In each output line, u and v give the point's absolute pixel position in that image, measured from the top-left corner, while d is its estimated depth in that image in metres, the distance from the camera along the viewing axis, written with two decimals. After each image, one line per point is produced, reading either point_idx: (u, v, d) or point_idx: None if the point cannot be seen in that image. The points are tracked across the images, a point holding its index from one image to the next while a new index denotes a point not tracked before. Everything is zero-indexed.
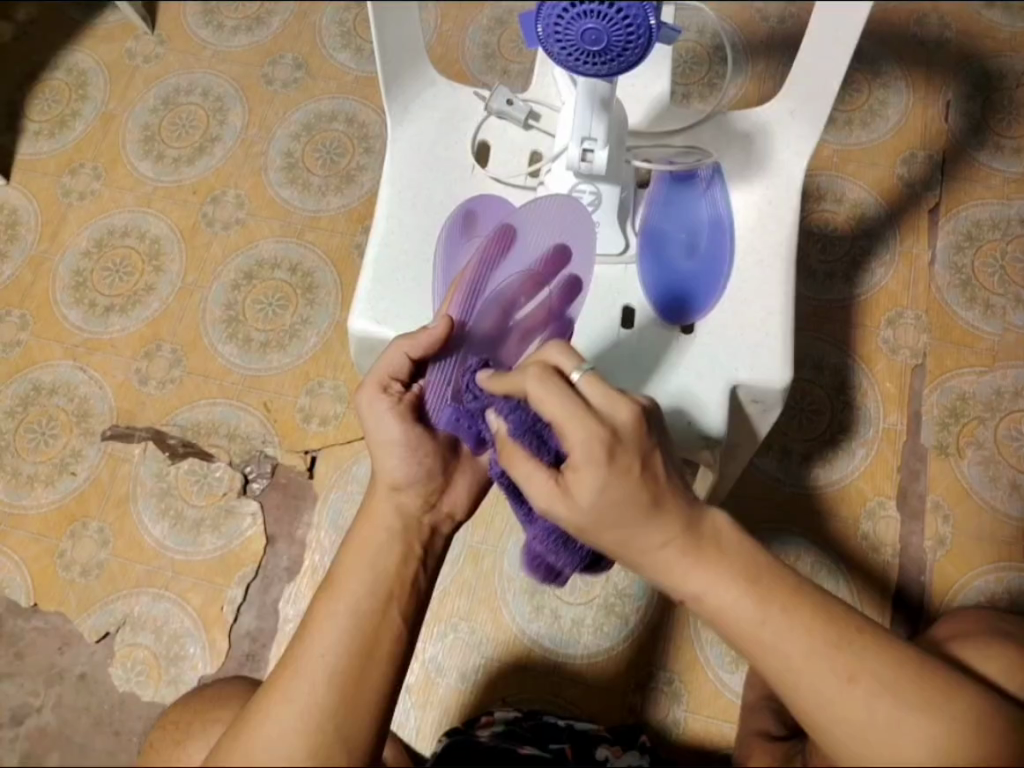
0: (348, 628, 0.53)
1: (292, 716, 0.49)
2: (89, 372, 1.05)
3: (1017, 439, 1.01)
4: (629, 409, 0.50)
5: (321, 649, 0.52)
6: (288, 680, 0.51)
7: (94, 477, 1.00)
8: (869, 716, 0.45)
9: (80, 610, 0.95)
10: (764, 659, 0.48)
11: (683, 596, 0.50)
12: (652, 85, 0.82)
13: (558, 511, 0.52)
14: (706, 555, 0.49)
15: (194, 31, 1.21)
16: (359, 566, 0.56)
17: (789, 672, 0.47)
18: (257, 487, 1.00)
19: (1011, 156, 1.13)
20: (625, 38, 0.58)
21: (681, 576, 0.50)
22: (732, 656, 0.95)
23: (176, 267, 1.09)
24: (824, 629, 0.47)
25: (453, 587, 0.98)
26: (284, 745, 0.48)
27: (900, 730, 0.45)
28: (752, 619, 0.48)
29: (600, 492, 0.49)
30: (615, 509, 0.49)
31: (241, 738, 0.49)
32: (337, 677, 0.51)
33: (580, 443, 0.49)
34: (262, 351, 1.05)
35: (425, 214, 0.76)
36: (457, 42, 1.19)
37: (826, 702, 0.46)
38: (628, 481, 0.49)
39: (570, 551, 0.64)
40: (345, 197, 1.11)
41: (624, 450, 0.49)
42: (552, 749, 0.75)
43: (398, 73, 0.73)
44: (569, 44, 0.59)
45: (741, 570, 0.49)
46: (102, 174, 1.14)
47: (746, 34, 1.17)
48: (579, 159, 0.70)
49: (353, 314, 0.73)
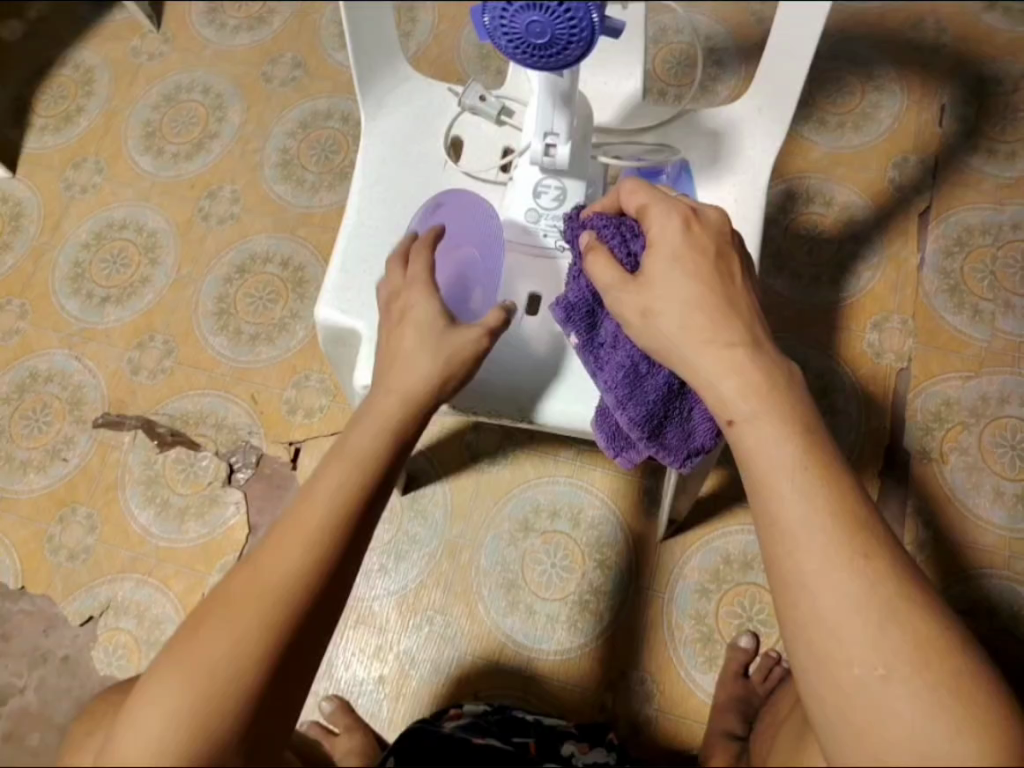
0: (355, 475, 0.53)
1: (299, 548, 0.48)
2: (83, 361, 1.08)
3: (1001, 446, 1.01)
4: (717, 209, 0.57)
5: (328, 491, 0.51)
6: (297, 519, 0.50)
7: (84, 464, 1.03)
8: (861, 592, 0.43)
9: (66, 593, 0.98)
10: (779, 506, 0.46)
11: (733, 418, 0.50)
12: (623, 84, 0.81)
13: (626, 300, 0.55)
14: (761, 389, 0.50)
15: (198, 30, 1.23)
16: (373, 433, 0.55)
17: (797, 530, 0.45)
18: (241, 476, 1.02)
19: (1006, 161, 1.12)
20: (569, 31, 0.54)
21: (733, 396, 0.50)
22: (705, 656, 0.95)
23: (170, 260, 1.12)
24: (843, 512, 0.45)
25: (429, 579, 1.00)
26: (291, 579, 0.47)
27: (888, 615, 0.42)
28: (783, 468, 0.47)
29: (671, 274, 0.54)
30: (697, 314, 0.52)
31: (244, 572, 0.47)
32: (340, 521, 0.50)
33: (659, 225, 0.56)
34: (251, 344, 1.07)
35: (395, 208, 0.76)
36: (452, 44, 1.21)
37: (822, 566, 0.44)
38: (699, 262, 0.54)
39: (637, 400, 0.59)
40: (338, 193, 1.13)
41: (701, 228, 0.55)
42: (516, 742, 0.76)
43: (368, 65, 0.72)
44: (516, 38, 0.55)
45: (792, 420, 0.49)
46: (103, 168, 1.17)
47: (741, 37, 1.18)
48: (541, 155, 0.68)
49: (320, 304, 0.73)
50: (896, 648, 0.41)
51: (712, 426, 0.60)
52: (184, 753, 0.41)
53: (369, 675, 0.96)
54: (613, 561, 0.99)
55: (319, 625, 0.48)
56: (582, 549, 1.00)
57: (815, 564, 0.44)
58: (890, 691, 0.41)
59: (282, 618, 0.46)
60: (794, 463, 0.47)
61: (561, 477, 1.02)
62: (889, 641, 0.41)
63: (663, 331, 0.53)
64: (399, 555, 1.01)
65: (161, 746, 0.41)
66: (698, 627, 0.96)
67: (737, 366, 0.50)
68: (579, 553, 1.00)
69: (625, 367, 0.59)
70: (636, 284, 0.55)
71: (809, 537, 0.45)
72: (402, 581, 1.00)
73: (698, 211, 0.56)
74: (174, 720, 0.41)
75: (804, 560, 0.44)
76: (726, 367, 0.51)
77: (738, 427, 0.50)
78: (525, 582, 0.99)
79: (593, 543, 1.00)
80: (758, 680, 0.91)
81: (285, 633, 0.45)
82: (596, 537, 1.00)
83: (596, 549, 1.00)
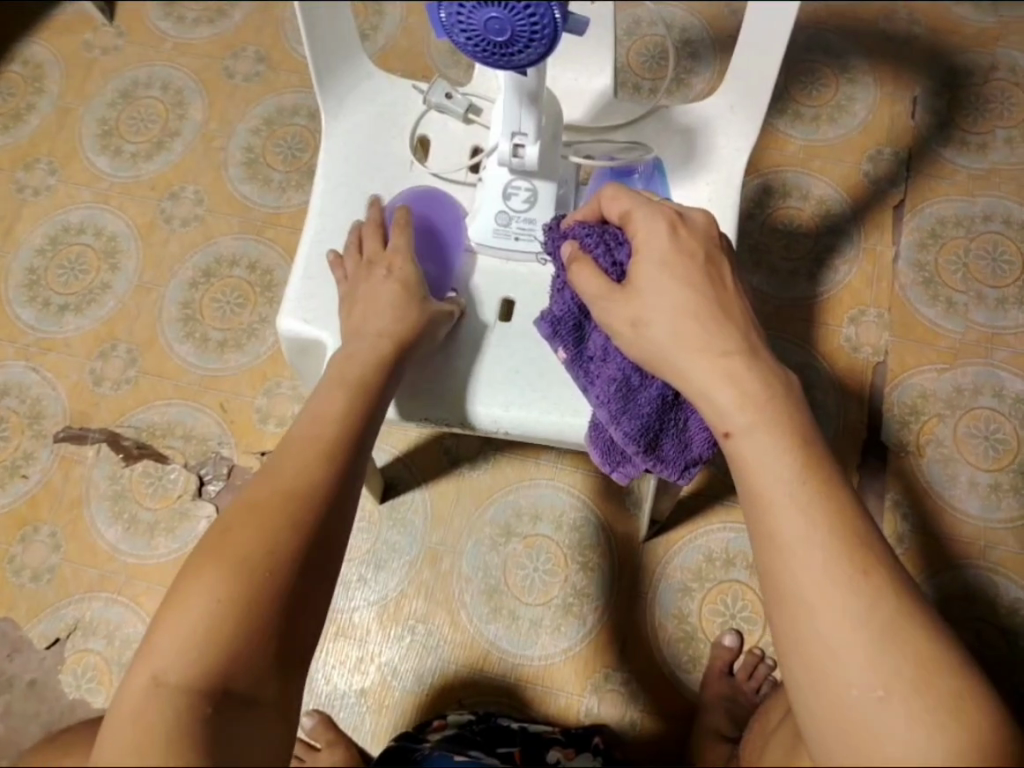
0: (352, 397, 0.61)
1: (313, 456, 0.56)
2: (42, 372, 1.03)
3: (975, 437, 1.01)
4: (704, 211, 0.55)
5: (331, 411, 0.60)
6: (304, 437, 0.58)
7: (46, 481, 0.99)
8: (861, 609, 0.42)
9: (30, 616, 0.94)
10: (777, 518, 0.45)
11: (729, 430, 0.49)
12: (595, 78, 0.76)
13: (614, 311, 0.53)
14: (756, 401, 0.48)
15: (155, 23, 1.18)
16: (366, 362, 0.62)
17: (796, 543, 0.44)
18: (212, 489, 0.99)
19: (977, 153, 1.12)
20: (529, 29, 0.49)
21: (728, 408, 0.49)
22: (690, 655, 0.95)
23: (132, 265, 1.07)
24: (843, 529, 0.44)
25: (410, 588, 0.98)
26: (307, 481, 0.54)
27: (888, 634, 0.41)
28: (782, 484, 0.46)
29: (659, 283, 0.52)
30: (691, 322, 0.51)
31: (262, 481, 0.54)
32: (333, 440, 0.58)
33: (645, 231, 0.54)
34: (219, 351, 1.03)
35: (359, 212, 0.72)
36: (422, 37, 1.18)
37: (819, 581, 0.42)
38: (689, 267, 0.53)
39: (632, 414, 0.57)
40: (306, 193, 1.09)
41: (688, 232, 0.54)
42: (500, 753, 0.74)
43: (326, 61, 0.67)
44: (475, 36, 0.51)
45: (791, 435, 0.48)
46: (58, 169, 1.12)
47: (714, 29, 1.16)
48: (509, 155, 0.63)
49: (281, 315, 0.68)
50: (895, 667, 0.40)
51: (709, 437, 0.58)
52: (240, 585, 0.47)
53: (350, 688, 0.94)
54: (597, 564, 0.98)
55: (329, 536, 0.53)
56: (565, 551, 0.98)
57: (813, 581, 0.43)
58: (889, 710, 0.39)
59: (306, 502, 0.53)
60: (794, 476, 0.46)
61: (542, 480, 1.01)
62: (889, 660, 0.40)
63: (654, 339, 0.51)
64: (378, 565, 0.99)
65: (221, 609, 0.46)
66: (682, 627, 0.95)
67: (732, 376, 0.49)
68: (562, 556, 0.98)
69: (616, 381, 0.57)
70: (624, 293, 0.53)
71: (809, 549, 0.43)
72: (382, 591, 0.98)
73: (685, 213, 0.55)
74: (216, 602, 0.46)
75: (803, 576, 0.43)
76: (722, 377, 0.49)
77: (734, 440, 0.48)
78: (507, 587, 0.97)
79: (576, 546, 0.99)
80: (743, 678, 0.91)
81: (300, 536, 0.51)
82: (579, 539, 0.99)
83: (579, 551, 0.98)
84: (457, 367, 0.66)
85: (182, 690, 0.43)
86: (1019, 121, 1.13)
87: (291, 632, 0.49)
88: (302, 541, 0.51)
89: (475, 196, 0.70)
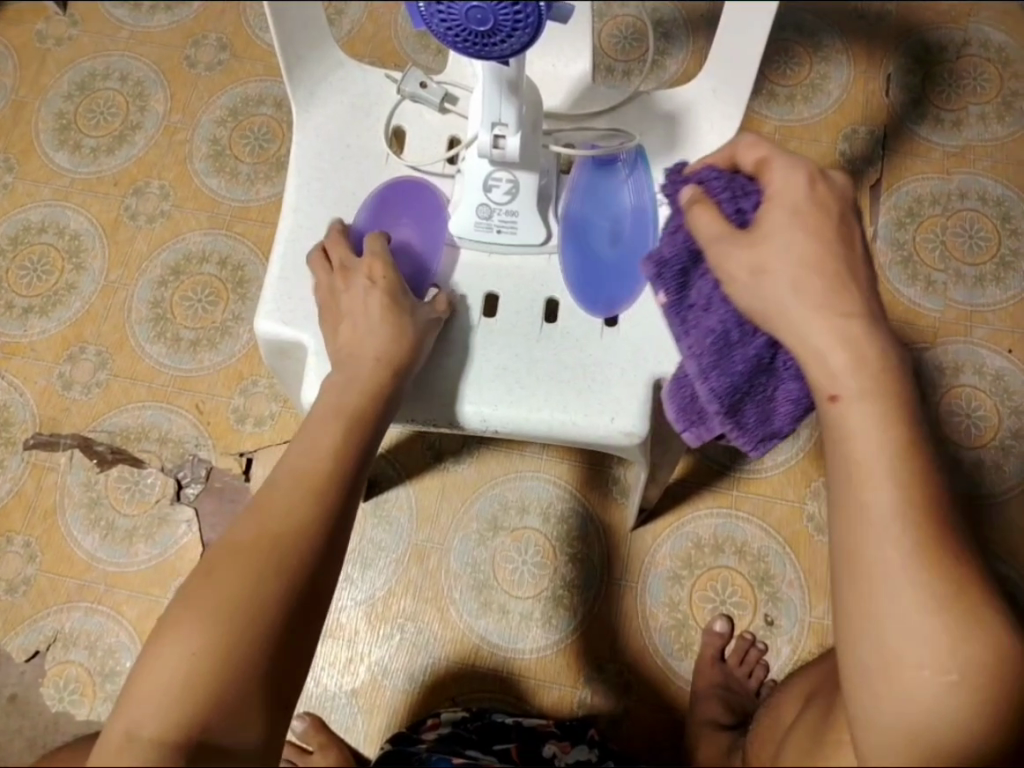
0: (348, 424, 0.59)
1: (301, 491, 0.55)
2: (7, 378, 1.00)
3: (957, 415, 1.02)
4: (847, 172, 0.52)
5: (322, 442, 0.58)
6: (296, 470, 0.56)
7: (17, 490, 0.96)
8: (939, 598, 0.41)
9: (7, 629, 0.91)
10: (870, 493, 0.43)
11: (836, 394, 0.45)
12: (572, 63, 0.74)
13: (734, 255, 0.49)
14: (874, 367, 0.45)
15: (110, 10, 1.14)
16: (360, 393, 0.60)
17: (887, 522, 0.42)
18: (191, 492, 0.96)
19: (951, 130, 1.12)
20: (512, 18, 0.48)
21: (844, 370, 0.45)
22: (680, 643, 0.95)
23: (97, 264, 1.04)
24: (930, 509, 0.43)
25: (398, 587, 0.96)
26: (295, 521, 0.53)
27: (960, 623, 0.41)
28: (884, 458, 0.43)
29: (787, 230, 0.49)
30: (813, 276, 0.47)
31: (252, 516, 0.53)
32: (322, 474, 0.56)
33: (781, 179, 0.51)
34: (192, 351, 1.01)
35: (334, 208, 0.69)
36: (389, 22, 1.15)
37: (903, 562, 0.42)
38: (823, 223, 0.49)
39: (723, 372, 0.52)
40: (275, 185, 1.06)
41: (827, 186, 0.51)
42: (497, 750, 0.73)
43: (297, 54, 0.65)
44: (456, 26, 0.49)
45: (899, 408, 0.45)
46: (14, 166, 1.08)
47: (687, 8, 1.14)
48: (490, 147, 0.61)
49: (259, 317, 0.66)
50: (958, 656, 0.41)
51: (796, 410, 0.54)
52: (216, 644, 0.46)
53: (341, 689, 0.93)
54: (586, 556, 0.97)
55: (319, 572, 0.52)
56: (553, 544, 0.98)
57: (895, 560, 0.42)
58: (944, 694, 0.40)
59: (290, 549, 0.51)
60: (898, 450, 0.44)
61: (528, 472, 1.00)
62: (956, 649, 0.41)
63: (770, 291, 0.48)
64: (364, 564, 0.97)
65: (193, 668, 0.45)
66: (673, 614, 0.95)
67: (848, 340, 0.45)
68: (551, 550, 0.98)
69: (716, 332, 0.53)
70: (749, 237, 0.49)
71: (900, 530, 0.42)
72: (370, 591, 0.96)
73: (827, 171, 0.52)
74: (194, 653, 0.46)
75: (890, 555, 0.42)
76: (837, 338, 0.45)
77: (843, 404, 0.45)
78: (497, 582, 0.96)
79: (563, 538, 0.98)
80: (736, 663, 0.92)
81: (286, 579, 0.50)
82: (567, 532, 0.98)
83: (568, 543, 0.98)
84: (439, 368, 0.65)
85: (155, 745, 0.43)
86: (991, 97, 1.13)
87: (276, 676, 0.48)
88: (290, 584, 0.50)
89: (455, 189, 0.68)
